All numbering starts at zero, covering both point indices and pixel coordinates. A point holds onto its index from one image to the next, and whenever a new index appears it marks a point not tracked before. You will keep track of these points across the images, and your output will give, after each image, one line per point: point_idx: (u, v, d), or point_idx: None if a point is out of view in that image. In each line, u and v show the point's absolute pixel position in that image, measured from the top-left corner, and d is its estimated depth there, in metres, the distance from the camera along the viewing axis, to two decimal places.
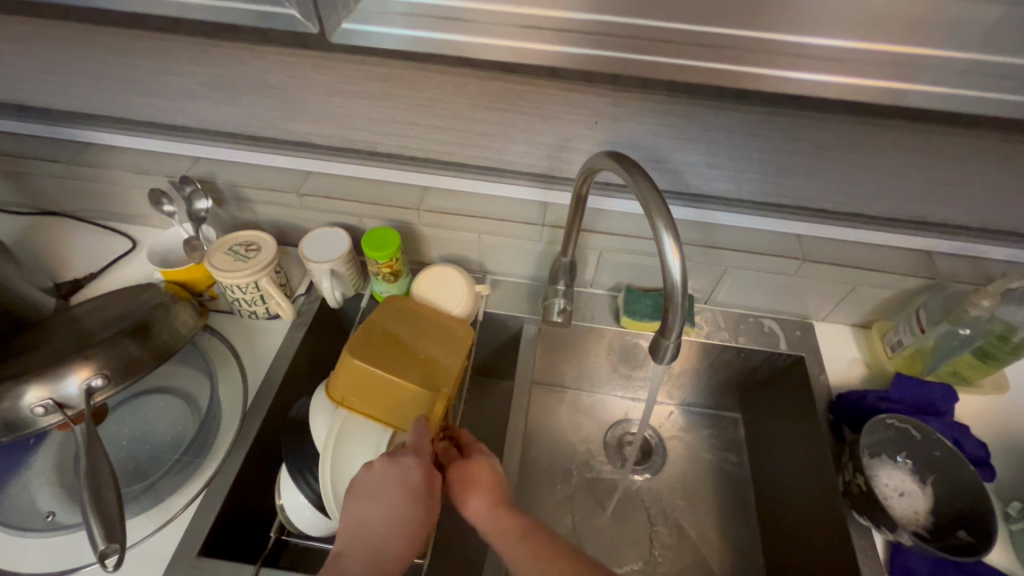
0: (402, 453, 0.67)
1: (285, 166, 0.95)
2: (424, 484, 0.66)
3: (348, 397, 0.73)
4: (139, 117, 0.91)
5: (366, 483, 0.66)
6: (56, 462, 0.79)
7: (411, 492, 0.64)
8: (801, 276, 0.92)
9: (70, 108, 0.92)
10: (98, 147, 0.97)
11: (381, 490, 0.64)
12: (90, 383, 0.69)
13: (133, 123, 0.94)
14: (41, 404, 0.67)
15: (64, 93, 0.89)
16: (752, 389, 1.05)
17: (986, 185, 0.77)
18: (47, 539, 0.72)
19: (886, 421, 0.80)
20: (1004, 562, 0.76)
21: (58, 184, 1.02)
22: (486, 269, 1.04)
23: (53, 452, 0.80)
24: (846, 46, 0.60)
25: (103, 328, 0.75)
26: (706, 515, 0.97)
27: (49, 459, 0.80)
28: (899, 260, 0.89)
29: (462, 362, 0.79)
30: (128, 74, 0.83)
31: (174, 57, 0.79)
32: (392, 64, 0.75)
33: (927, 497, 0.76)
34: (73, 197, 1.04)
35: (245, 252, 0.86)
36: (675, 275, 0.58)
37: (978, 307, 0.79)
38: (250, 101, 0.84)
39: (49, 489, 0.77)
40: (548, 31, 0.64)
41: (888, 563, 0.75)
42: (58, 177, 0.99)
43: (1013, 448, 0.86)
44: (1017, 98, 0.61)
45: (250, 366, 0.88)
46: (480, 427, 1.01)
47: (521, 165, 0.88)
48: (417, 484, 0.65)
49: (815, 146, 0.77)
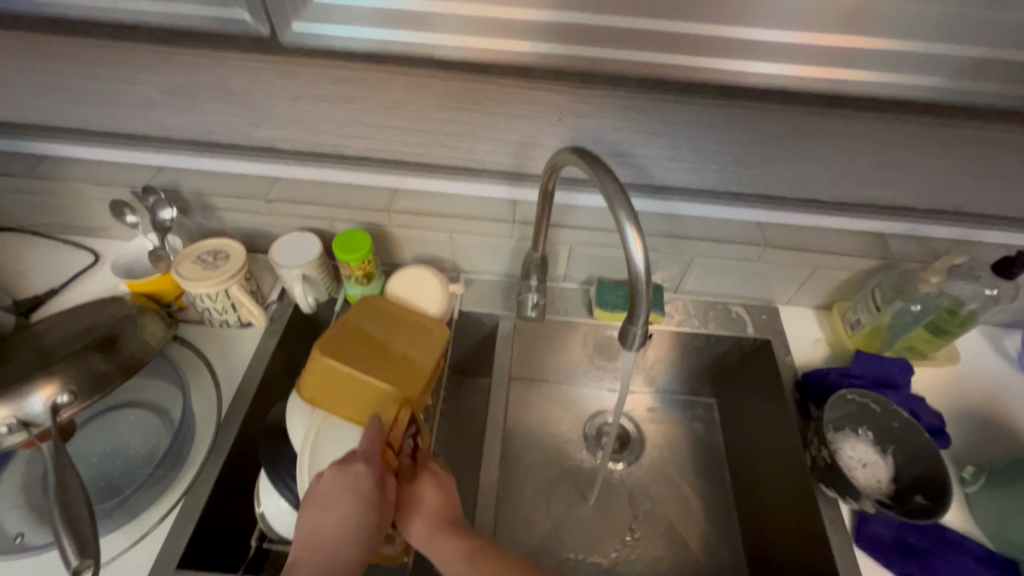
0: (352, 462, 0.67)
1: (251, 172, 0.94)
2: (374, 496, 0.65)
3: (322, 396, 0.73)
4: (95, 126, 0.89)
5: (319, 492, 0.65)
6: (22, 483, 0.77)
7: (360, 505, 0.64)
8: (764, 262, 0.95)
9: (21, 119, 0.89)
10: (53, 159, 0.94)
11: (331, 498, 0.64)
12: (56, 400, 0.67)
13: (90, 134, 0.92)
14: (4, 424, 0.65)
15: (14, 104, 0.86)
16: (724, 373, 1.08)
17: (929, 168, 0.81)
18: (16, 562, 0.70)
19: (848, 396, 0.84)
20: (961, 523, 0.80)
21: (11, 199, 0.98)
22: (459, 268, 1.04)
23: (19, 473, 0.78)
24: (792, 39, 0.63)
25: (67, 343, 0.73)
26: (685, 498, 1.00)
27: (14, 479, 0.77)
28: (855, 243, 0.93)
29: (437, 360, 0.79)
30: (82, 83, 0.81)
31: (130, 64, 0.77)
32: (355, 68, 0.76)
33: (889, 466, 0.80)
34: (29, 211, 1.00)
35: (214, 261, 0.85)
36: (639, 264, 0.59)
37: (928, 283, 0.86)
38: (211, 108, 0.83)
39: (16, 511, 0.74)
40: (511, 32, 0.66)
41: (854, 531, 0.78)
42: (11, 191, 0.96)
43: (965, 417, 0.91)
44: (950, 85, 0.65)
45: (222, 375, 0.87)
46: (460, 425, 1.01)
47: (489, 163, 0.89)
48: (368, 496, 0.65)
49: (770, 136, 0.80)
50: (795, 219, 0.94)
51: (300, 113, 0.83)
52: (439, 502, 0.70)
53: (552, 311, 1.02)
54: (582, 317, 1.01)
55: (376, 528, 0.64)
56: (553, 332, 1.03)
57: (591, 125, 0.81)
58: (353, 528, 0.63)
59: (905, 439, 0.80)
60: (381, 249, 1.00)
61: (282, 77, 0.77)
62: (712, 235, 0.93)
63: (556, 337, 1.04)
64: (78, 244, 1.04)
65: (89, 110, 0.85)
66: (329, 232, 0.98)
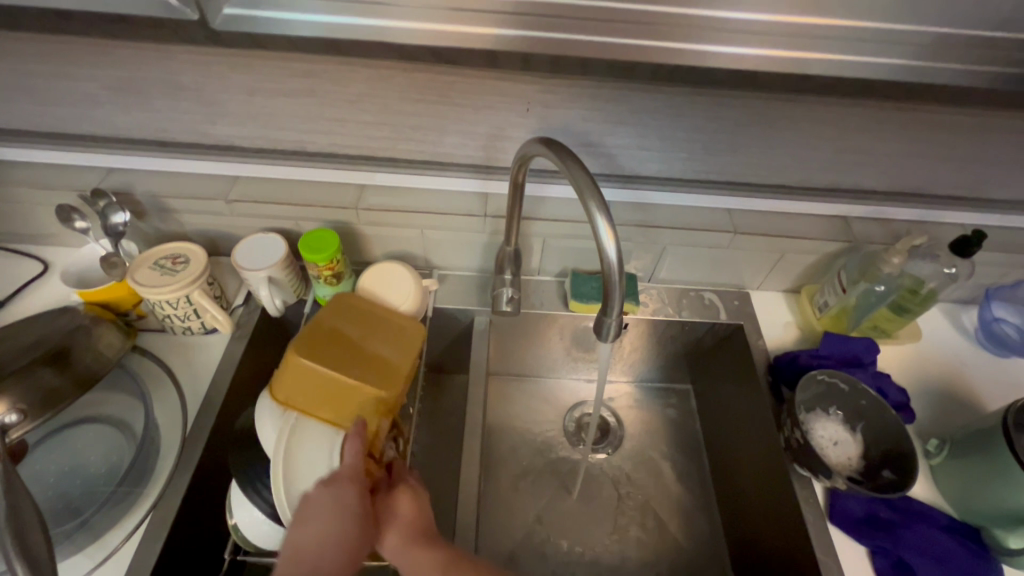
0: (333, 478, 0.65)
1: (209, 172, 0.90)
2: (354, 510, 0.64)
3: (292, 398, 0.71)
4: (37, 126, 0.84)
5: (302, 506, 0.64)
6: None
7: (342, 519, 0.62)
8: (735, 248, 0.96)
9: None
10: None
11: (310, 512, 0.63)
12: (4, 420, 0.63)
13: (32, 137, 0.87)
14: None
15: None
16: (700, 359, 1.09)
17: (887, 150, 0.84)
18: None
19: (817, 377, 0.86)
20: (927, 495, 0.83)
21: None
22: (432, 264, 1.03)
23: None
24: (755, 21, 0.64)
25: (13, 359, 0.69)
26: (666, 483, 1.01)
27: None
28: (822, 227, 0.94)
29: (414, 359, 0.78)
30: (19, 80, 0.76)
31: (71, 59, 0.73)
32: (313, 60, 0.73)
33: (859, 444, 0.83)
34: None
35: (172, 266, 0.82)
36: (612, 256, 0.59)
37: (890, 264, 0.87)
38: (163, 104, 0.79)
39: None
40: (472, 20, 0.65)
41: (828, 509, 0.80)
42: None
43: (927, 390, 0.95)
44: (905, 66, 0.67)
45: (188, 385, 0.83)
46: (440, 422, 1.00)
47: (457, 156, 0.87)
48: (348, 509, 0.63)
49: (735, 122, 0.81)
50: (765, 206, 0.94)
51: (258, 109, 0.80)
52: (415, 515, 0.69)
53: (527, 304, 1.01)
54: (558, 308, 1.01)
55: (357, 542, 0.63)
56: (528, 326, 1.03)
57: (558, 115, 0.80)
58: (332, 545, 0.61)
59: (873, 415, 0.83)
60: (350, 248, 0.98)
61: (236, 70, 0.74)
62: (683, 220, 0.94)
63: (532, 330, 1.04)
64: (26, 253, 0.99)
65: (32, 111, 0.81)
66: (295, 231, 0.95)
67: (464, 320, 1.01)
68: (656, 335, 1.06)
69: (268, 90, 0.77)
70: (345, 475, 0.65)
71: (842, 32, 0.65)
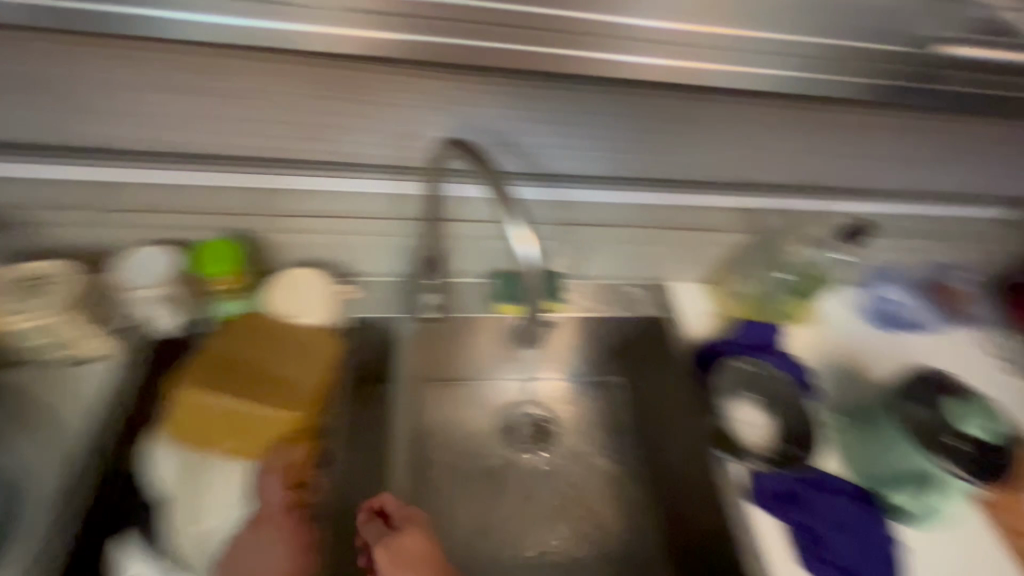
0: (264, 517, 0.73)
1: (82, 179, 0.81)
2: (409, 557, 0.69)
3: (188, 432, 0.79)
4: None
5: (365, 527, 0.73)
6: None
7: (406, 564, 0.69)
8: (650, 242, 1.03)
9: None
10: None
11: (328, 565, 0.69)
12: None
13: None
14: None
15: None
16: (628, 349, 1.09)
17: (774, 145, 0.92)
18: None
19: (734, 365, 0.97)
20: (841, 469, 0.89)
21: None
22: (350, 271, 0.98)
23: None
24: (640, 25, 0.75)
25: None
26: (597, 478, 1.03)
27: None
28: (723, 218, 1.02)
29: (320, 380, 0.86)
30: None
31: None
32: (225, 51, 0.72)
33: (773, 424, 0.91)
34: None
35: (31, 287, 0.79)
36: (526, 255, 0.70)
37: (791, 249, 1.04)
38: (25, 99, 0.74)
39: None
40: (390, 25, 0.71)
41: (749, 488, 0.86)
42: None
43: (834, 368, 1.03)
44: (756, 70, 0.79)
45: (60, 423, 0.81)
46: (355, 444, 0.90)
47: (367, 156, 0.85)
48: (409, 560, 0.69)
49: (637, 122, 0.86)
50: (677, 203, 0.99)
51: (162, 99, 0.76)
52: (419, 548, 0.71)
53: (453, 309, 0.99)
54: (484, 311, 1.00)
55: None
56: (455, 333, 1.00)
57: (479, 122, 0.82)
58: None
59: (783, 397, 0.94)
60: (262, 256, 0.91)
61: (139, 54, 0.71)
62: (596, 214, 0.98)
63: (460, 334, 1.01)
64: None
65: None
66: (194, 244, 0.86)
67: (385, 329, 0.97)
68: (581, 336, 1.07)
69: (170, 75, 0.74)
70: (269, 500, 0.74)
71: (699, 32, 0.77)
